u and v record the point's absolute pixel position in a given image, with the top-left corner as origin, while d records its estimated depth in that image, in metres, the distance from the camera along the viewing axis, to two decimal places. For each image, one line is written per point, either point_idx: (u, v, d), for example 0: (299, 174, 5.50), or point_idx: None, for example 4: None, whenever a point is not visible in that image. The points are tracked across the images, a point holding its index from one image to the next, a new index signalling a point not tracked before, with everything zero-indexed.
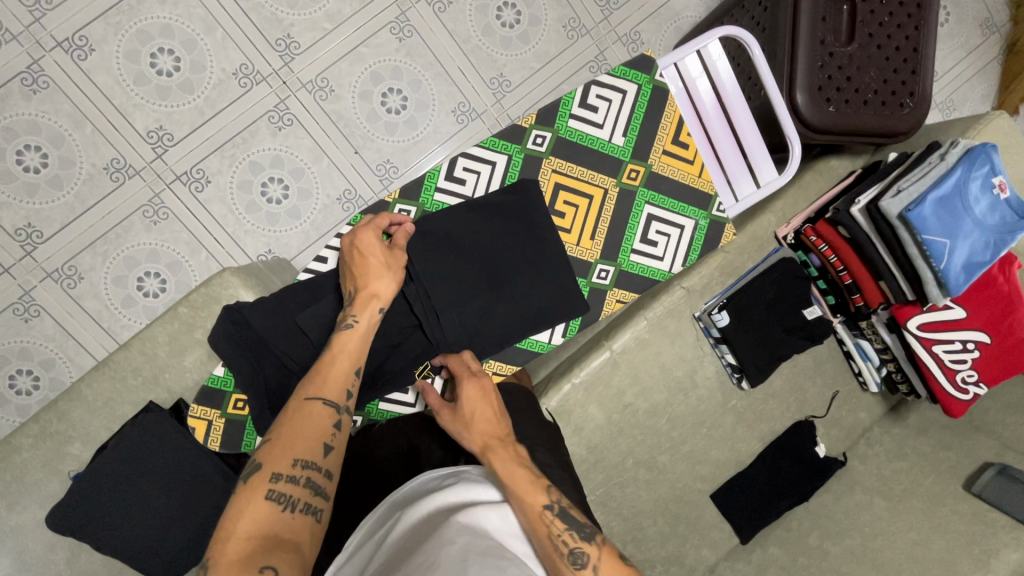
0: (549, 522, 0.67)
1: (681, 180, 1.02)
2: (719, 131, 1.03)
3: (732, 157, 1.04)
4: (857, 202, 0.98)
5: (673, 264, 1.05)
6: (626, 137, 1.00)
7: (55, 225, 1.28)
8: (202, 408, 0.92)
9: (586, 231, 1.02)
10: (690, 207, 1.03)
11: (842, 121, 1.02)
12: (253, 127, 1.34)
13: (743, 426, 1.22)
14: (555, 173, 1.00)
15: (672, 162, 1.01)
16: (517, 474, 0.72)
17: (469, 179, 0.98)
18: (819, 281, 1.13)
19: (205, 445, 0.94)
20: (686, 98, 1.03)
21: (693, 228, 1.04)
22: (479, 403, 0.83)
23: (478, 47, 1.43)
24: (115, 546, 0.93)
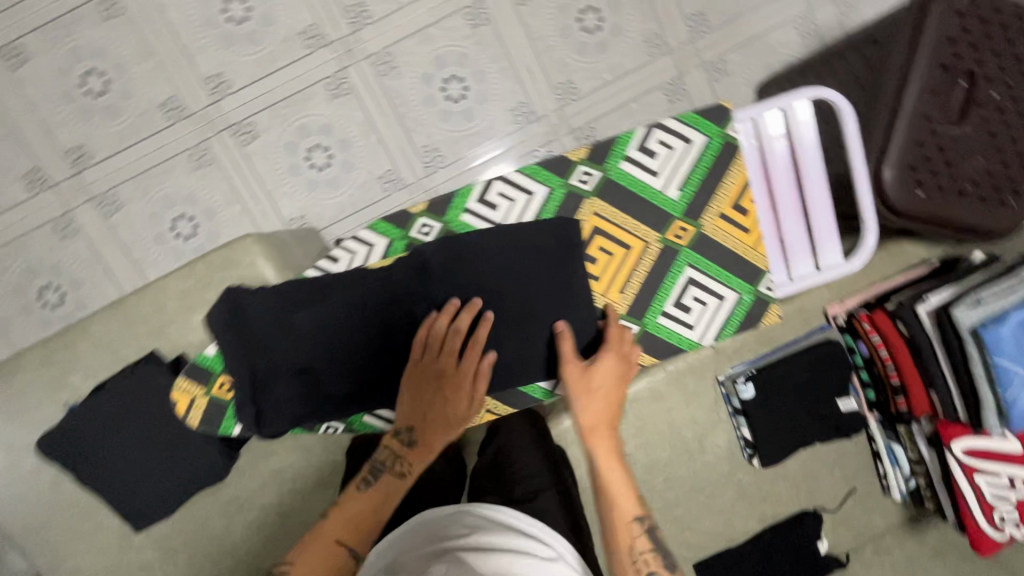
0: (634, 536, 0.80)
1: (733, 248, 0.87)
2: (786, 204, 0.87)
3: (795, 235, 0.88)
4: (926, 300, 0.88)
5: (705, 335, 0.89)
6: (682, 192, 0.85)
7: (105, 151, 1.30)
8: (188, 382, 0.92)
9: (615, 283, 0.87)
10: (736, 277, 0.88)
11: (932, 207, 0.90)
12: (310, 90, 1.32)
13: (744, 503, 1.14)
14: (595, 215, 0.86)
15: (727, 226, 0.86)
16: (616, 476, 0.82)
17: (503, 205, 0.85)
18: (862, 372, 1.04)
19: (182, 421, 0.92)
20: (758, 158, 0.86)
21: (735, 302, 0.89)
22: (611, 389, 0.84)
23: (552, 48, 1.36)
24: (99, 480, 0.97)
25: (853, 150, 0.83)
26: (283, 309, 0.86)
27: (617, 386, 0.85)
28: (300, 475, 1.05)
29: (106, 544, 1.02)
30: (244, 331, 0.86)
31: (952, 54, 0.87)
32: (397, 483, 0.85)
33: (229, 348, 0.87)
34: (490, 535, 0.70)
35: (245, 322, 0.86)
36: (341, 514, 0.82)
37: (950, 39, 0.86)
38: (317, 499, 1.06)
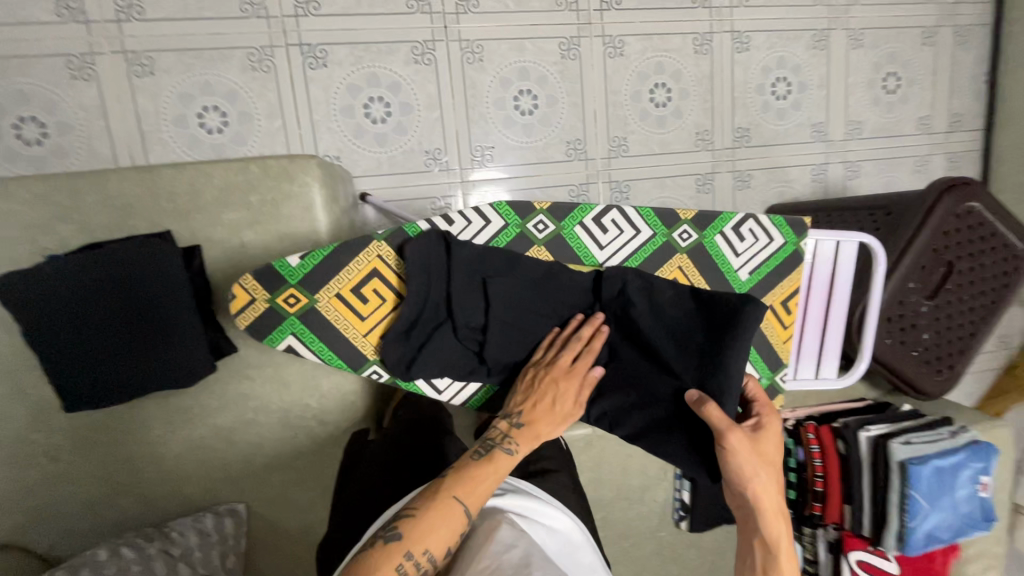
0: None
1: (770, 336, 0.90)
2: (813, 316, 0.95)
3: (810, 345, 0.96)
4: (869, 429, 1.06)
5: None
6: (748, 276, 0.89)
7: (160, 13, 1.21)
8: (255, 283, 0.82)
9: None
10: (762, 359, 0.90)
11: (890, 355, 1.11)
12: (394, 46, 1.33)
13: (658, 559, 1.23)
14: (679, 269, 0.88)
15: (772, 318, 0.90)
16: (763, 556, 0.77)
17: (611, 232, 0.86)
18: (790, 474, 1.15)
19: (233, 318, 0.82)
20: (806, 273, 0.92)
21: (752, 379, 0.91)
22: (771, 444, 0.78)
23: (621, 105, 1.47)
24: (43, 343, 0.85)
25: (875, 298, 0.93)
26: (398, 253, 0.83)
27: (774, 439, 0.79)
28: (262, 407, 0.99)
29: (20, 414, 0.90)
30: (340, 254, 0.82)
31: (944, 243, 1.06)
32: (509, 454, 0.75)
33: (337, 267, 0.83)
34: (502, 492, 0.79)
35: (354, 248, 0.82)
36: (460, 474, 0.72)
37: (947, 231, 1.06)
38: (271, 437, 1.00)
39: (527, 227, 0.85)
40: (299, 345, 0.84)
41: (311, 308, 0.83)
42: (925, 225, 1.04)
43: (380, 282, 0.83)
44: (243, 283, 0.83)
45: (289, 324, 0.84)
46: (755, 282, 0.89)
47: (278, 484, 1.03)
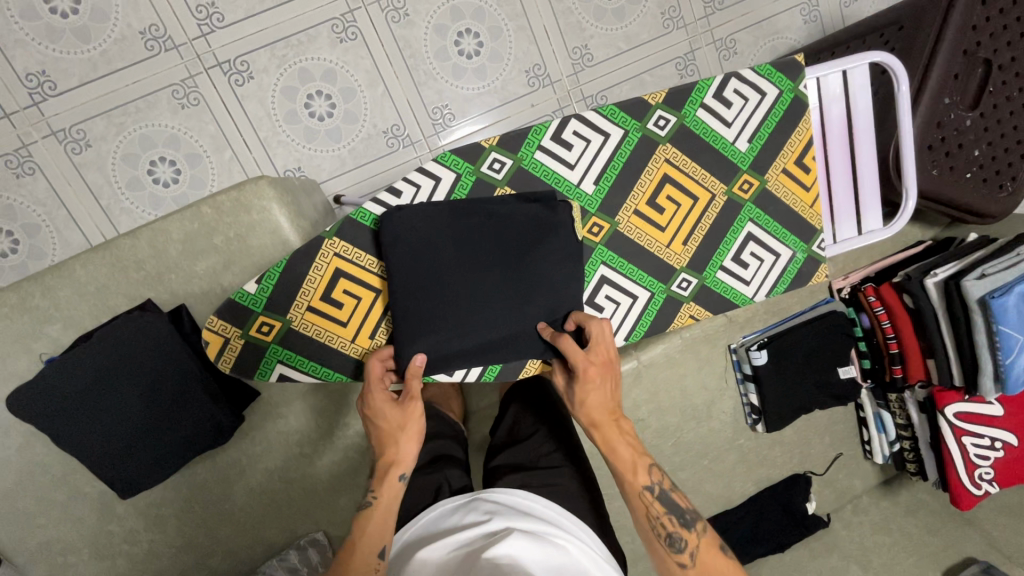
0: (647, 503, 0.68)
1: (793, 206, 0.77)
2: (839, 165, 0.77)
3: (844, 196, 0.78)
4: (934, 273, 0.94)
5: (758, 292, 0.82)
6: (750, 143, 0.75)
7: (72, 80, 1.15)
8: (223, 322, 0.72)
9: (682, 232, 0.77)
10: (791, 233, 0.79)
11: (941, 186, 0.96)
12: (313, 31, 1.22)
13: (743, 466, 1.19)
14: (668, 164, 0.75)
15: (790, 182, 0.76)
16: (620, 453, 0.69)
17: (577, 145, 0.72)
18: (861, 343, 1.09)
19: (214, 365, 0.73)
20: (819, 121, 0.76)
21: (786, 259, 0.81)
22: (596, 388, 0.70)
23: (570, 10, 1.33)
24: (76, 445, 0.85)
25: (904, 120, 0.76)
26: (374, 249, 0.72)
27: (611, 381, 0.71)
28: (308, 438, 0.99)
29: (86, 513, 0.92)
30: (302, 261, 0.71)
31: (975, 40, 0.91)
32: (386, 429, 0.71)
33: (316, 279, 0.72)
34: (507, 520, 0.65)
35: (315, 249, 0.70)
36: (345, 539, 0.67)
37: (976, 24, 0.90)
38: (324, 463, 1.00)
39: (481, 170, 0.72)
40: (293, 371, 0.74)
41: (290, 331, 0.73)
42: (947, 27, 0.89)
43: (349, 281, 0.72)
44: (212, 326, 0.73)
45: (274, 353, 0.74)
46: (761, 147, 0.75)
47: (348, 505, 1.03)
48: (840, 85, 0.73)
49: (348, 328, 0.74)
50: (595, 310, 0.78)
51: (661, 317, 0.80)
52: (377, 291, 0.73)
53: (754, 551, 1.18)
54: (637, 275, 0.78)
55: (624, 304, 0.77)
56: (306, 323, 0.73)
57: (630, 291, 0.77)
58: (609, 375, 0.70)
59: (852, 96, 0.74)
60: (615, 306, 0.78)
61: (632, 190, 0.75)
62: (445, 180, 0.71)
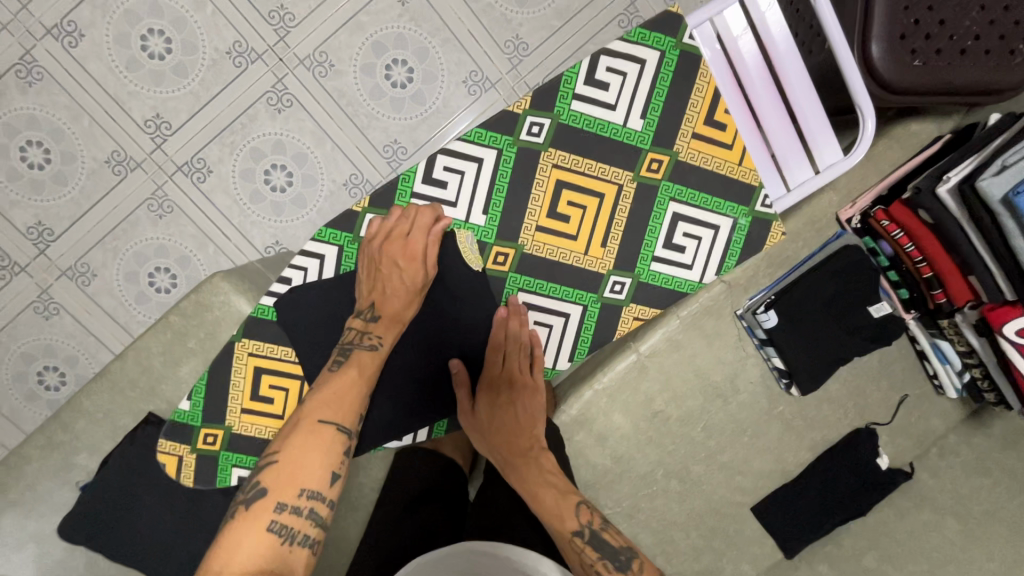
0: (579, 550, 0.73)
1: (717, 170, 0.71)
2: (767, 103, 0.69)
3: (784, 134, 0.69)
4: (945, 179, 0.79)
5: (706, 273, 0.75)
6: (645, 121, 0.70)
7: (64, 222, 1.26)
8: (172, 441, 0.72)
9: (597, 234, 0.73)
10: (725, 199, 0.72)
11: (932, 76, 0.81)
12: (251, 110, 1.24)
13: (793, 434, 1.08)
14: (557, 168, 0.71)
15: (705, 146, 0.70)
16: (546, 495, 0.76)
17: (453, 181, 0.70)
18: (889, 273, 0.95)
19: (176, 483, 0.71)
20: (725, 65, 0.69)
21: (730, 228, 0.73)
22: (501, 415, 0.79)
23: (490, 6, 1.26)
24: (123, 558, 0.93)
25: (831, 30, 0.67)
26: (288, 336, 0.73)
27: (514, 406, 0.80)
28: None
29: None
30: (223, 368, 0.71)
31: None
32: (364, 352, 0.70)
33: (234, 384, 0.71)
34: None
35: (229, 353, 0.71)
36: (277, 472, 0.65)
37: None
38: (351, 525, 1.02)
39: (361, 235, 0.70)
40: (249, 472, 0.73)
41: (233, 436, 0.72)
42: None
43: (273, 374, 0.72)
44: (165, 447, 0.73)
45: (226, 459, 0.73)
46: (657, 122, 0.70)
47: None
48: (741, 19, 0.67)
49: (287, 419, 0.74)
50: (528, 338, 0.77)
51: (603, 329, 0.75)
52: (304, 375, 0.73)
53: (828, 522, 1.07)
54: (563, 291, 0.75)
55: (558, 326, 0.76)
56: (245, 425, 0.72)
57: (559, 309, 0.76)
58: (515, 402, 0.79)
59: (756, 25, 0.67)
60: (548, 329, 0.77)
61: (527, 208, 0.71)
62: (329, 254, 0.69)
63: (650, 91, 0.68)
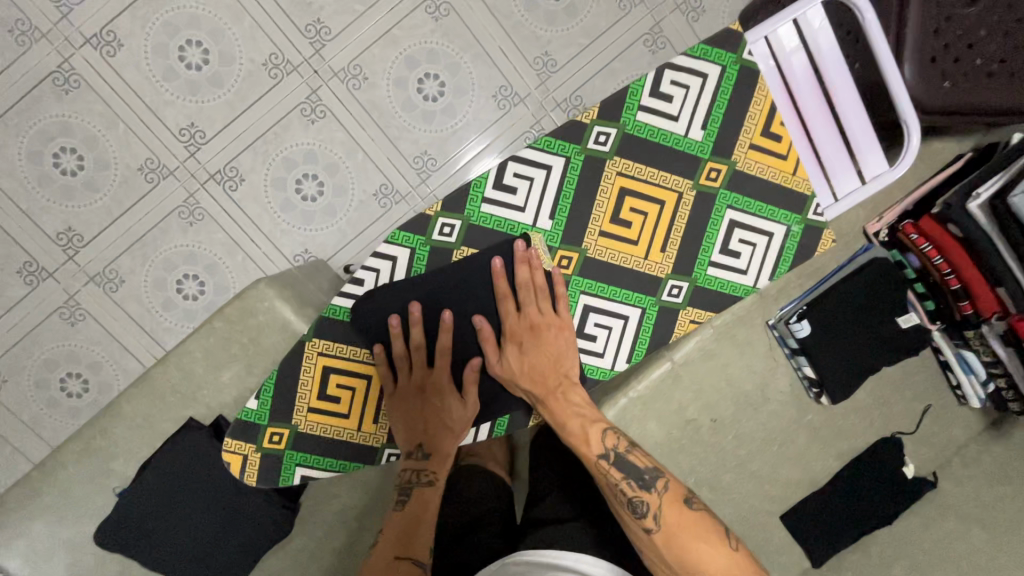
0: (604, 470, 0.76)
1: (772, 180, 0.73)
2: (818, 116, 0.71)
3: (833, 147, 0.72)
4: (976, 195, 0.83)
5: (760, 278, 0.77)
6: (705, 131, 0.72)
7: (95, 228, 1.26)
8: (236, 440, 0.74)
9: (657, 241, 0.74)
10: (781, 208, 0.74)
11: (960, 97, 0.85)
12: (285, 121, 1.26)
13: (820, 443, 1.10)
14: (621, 176, 0.72)
15: (762, 157, 0.72)
16: (572, 426, 0.78)
17: (521, 187, 0.71)
18: (916, 285, 0.99)
19: (240, 481, 0.73)
20: (779, 81, 0.71)
21: (782, 236, 0.75)
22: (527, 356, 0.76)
23: (521, 24, 1.29)
24: (159, 566, 0.92)
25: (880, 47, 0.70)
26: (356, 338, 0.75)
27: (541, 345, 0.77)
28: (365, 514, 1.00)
29: None
30: (291, 369, 0.73)
31: None
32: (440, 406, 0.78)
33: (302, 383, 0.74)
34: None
35: (298, 353, 0.73)
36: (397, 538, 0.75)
37: None
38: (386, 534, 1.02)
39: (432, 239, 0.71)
40: (312, 471, 0.76)
41: (299, 435, 0.75)
42: None
43: (339, 374, 0.75)
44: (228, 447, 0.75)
45: (289, 458, 0.76)
46: (717, 132, 0.72)
47: None
48: (794, 35, 0.69)
49: (351, 418, 0.77)
50: (588, 340, 0.79)
51: (658, 331, 0.78)
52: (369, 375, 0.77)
53: (855, 531, 1.08)
54: (622, 295, 0.76)
55: (616, 328, 0.77)
56: (311, 424, 0.75)
57: (618, 312, 0.77)
58: (542, 341, 0.77)
59: (810, 44, 0.69)
60: (607, 331, 0.78)
61: (591, 214, 0.73)
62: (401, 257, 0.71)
63: (713, 103, 0.70)
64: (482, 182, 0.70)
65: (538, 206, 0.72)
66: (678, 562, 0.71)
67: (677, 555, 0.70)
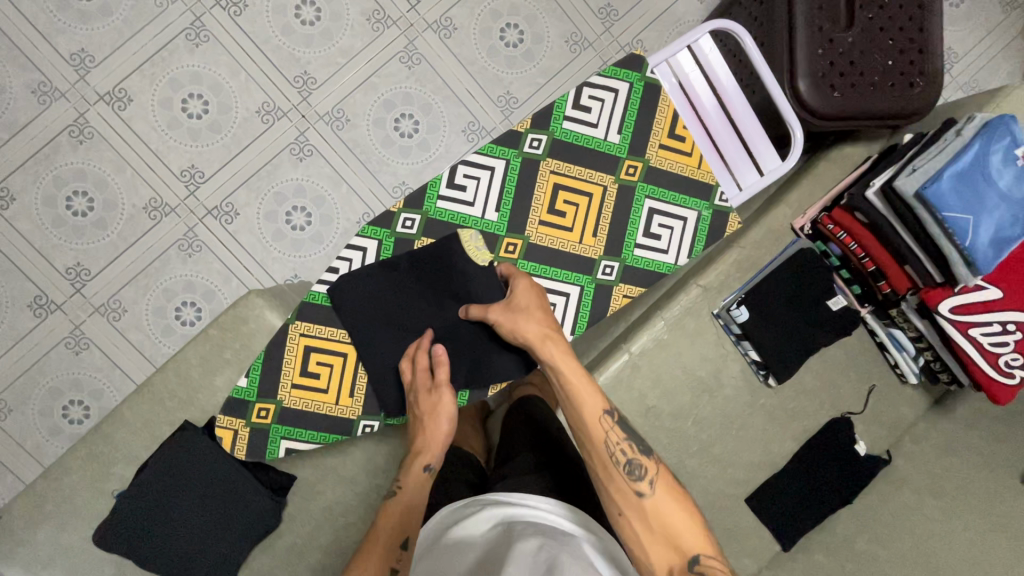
0: (605, 430, 0.82)
1: (680, 172, 0.95)
2: (715, 120, 0.98)
3: (731, 145, 0.98)
4: (871, 184, 0.97)
5: (679, 256, 0.96)
6: (621, 135, 0.94)
7: (101, 262, 1.38)
8: (229, 417, 0.88)
9: (589, 227, 0.94)
10: (691, 197, 0.95)
11: (849, 105, 1.00)
12: (276, 159, 1.41)
13: (776, 425, 1.18)
14: (554, 173, 0.93)
15: (669, 154, 0.95)
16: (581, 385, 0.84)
17: (471, 185, 0.92)
18: (842, 271, 1.10)
19: (232, 454, 0.89)
20: (681, 93, 0.98)
21: (695, 220, 0.96)
22: (530, 306, 0.86)
23: (484, 68, 1.46)
24: (153, 564, 0.97)
25: (760, 64, 0.92)
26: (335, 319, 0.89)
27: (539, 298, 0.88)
28: (348, 510, 1.06)
29: None
30: (277, 351, 0.88)
31: None
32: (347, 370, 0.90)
33: (284, 361, 0.88)
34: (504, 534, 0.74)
35: (282, 335, 0.88)
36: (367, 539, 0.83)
37: None
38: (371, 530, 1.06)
39: (398, 231, 0.90)
40: (294, 442, 0.89)
41: (283, 410, 0.89)
42: None
43: (318, 353, 0.88)
44: (222, 423, 0.89)
45: (276, 432, 0.90)
46: (631, 137, 0.94)
47: None
48: (691, 58, 0.97)
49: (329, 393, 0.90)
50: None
51: (599, 305, 0.95)
52: (345, 354, 0.89)
53: (816, 508, 1.14)
54: (564, 274, 0.94)
55: (561, 303, 0.94)
56: (295, 399, 0.89)
57: (561, 289, 0.94)
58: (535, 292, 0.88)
59: (700, 63, 0.97)
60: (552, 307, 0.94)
61: (532, 205, 0.93)
62: (372, 247, 0.89)
63: (624, 112, 0.93)
64: (438, 183, 0.91)
65: (487, 199, 0.93)
66: (660, 528, 0.77)
67: (659, 522, 0.77)
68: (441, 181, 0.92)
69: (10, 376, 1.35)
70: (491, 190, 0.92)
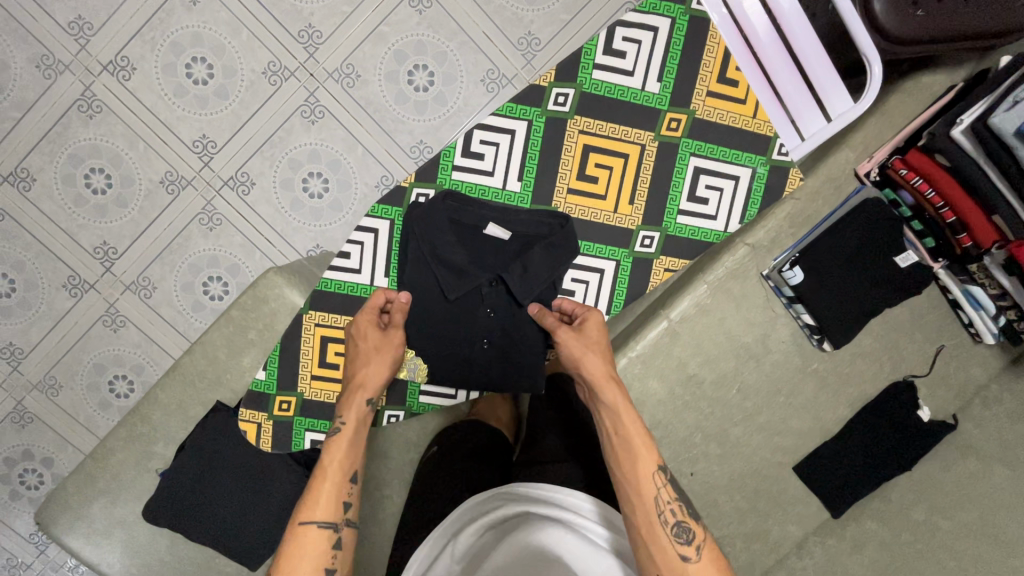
0: (657, 485, 0.78)
1: (733, 123, 0.86)
2: (775, 58, 0.85)
3: (793, 88, 0.85)
4: (959, 121, 0.85)
5: (730, 222, 0.89)
6: (661, 84, 0.86)
7: (126, 240, 1.37)
8: (251, 412, 0.88)
9: (624, 195, 0.88)
10: (746, 152, 0.87)
11: (929, 25, 0.85)
12: (288, 124, 1.34)
13: (827, 392, 1.09)
14: (584, 134, 0.87)
15: (719, 103, 0.86)
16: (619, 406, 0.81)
17: (489, 153, 0.86)
18: (913, 222, 0.98)
19: (257, 448, 0.89)
20: (732, 25, 0.85)
21: (749, 177, 0.88)
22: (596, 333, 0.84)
23: (503, 7, 1.32)
24: (197, 539, 1.01)
25: None
26: (346, 309, 0.88)
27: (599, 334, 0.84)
28: (381, 483, 1.06)
29: None
30: (293, 341, 0.88)
31: None
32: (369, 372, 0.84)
33: (303, 353, 0.88)
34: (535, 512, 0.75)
35: (297, 326, 0.87)
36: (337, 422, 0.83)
37: None
38: (402, 502, 1.06)
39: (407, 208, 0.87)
40: (318, 434, 0.89)
41: (304, 401, 0.89)
42: None
43: (335, 342, 0.88)
44: (245, 417, 0.89)
45: (299, 424, 0.89)
46: (673, 85, 0.86)
47: None
48: None
49: None
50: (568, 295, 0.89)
51: (637, 279, 0.90)
52: None
53: (870, 476, 1.06)
54: (600, 249, 0.89)
55: (592, 281, 0.89)
56: (316, 391, 0.89)
57: (593, 266, 0.89)
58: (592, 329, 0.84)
59: None
60: (585, 286, 0.90)
61: (559, 171, 0.87)
62: (381, 229, 0.86)
63: (666, 56, 0.85)
64: (452, 153, 0.86)
65: (506, 165, 0.87)
66: None
67: None
68: (456, 150, 0.86)
69: (56, 355, 1.40)
70: (511, 156, 0.86)
